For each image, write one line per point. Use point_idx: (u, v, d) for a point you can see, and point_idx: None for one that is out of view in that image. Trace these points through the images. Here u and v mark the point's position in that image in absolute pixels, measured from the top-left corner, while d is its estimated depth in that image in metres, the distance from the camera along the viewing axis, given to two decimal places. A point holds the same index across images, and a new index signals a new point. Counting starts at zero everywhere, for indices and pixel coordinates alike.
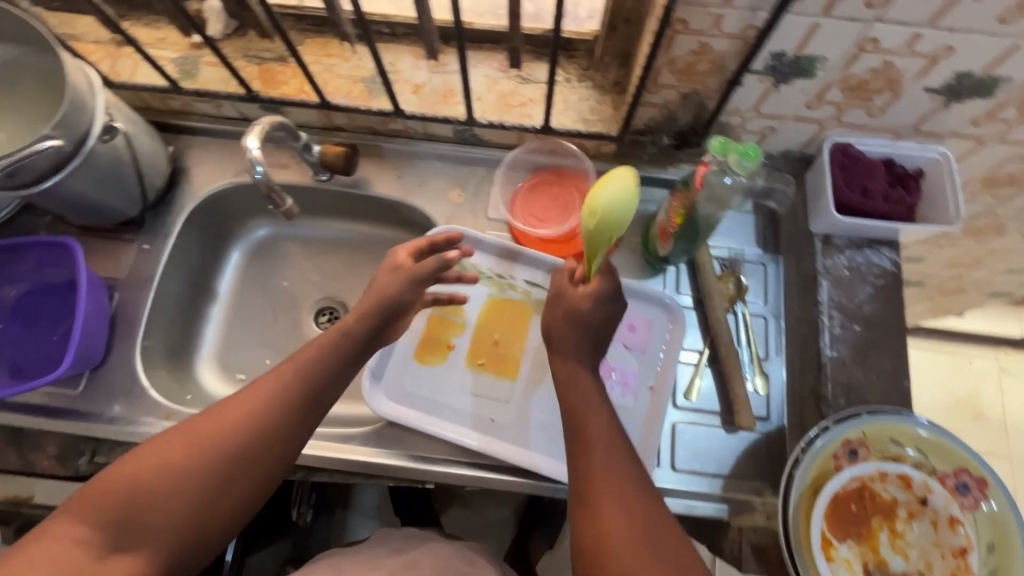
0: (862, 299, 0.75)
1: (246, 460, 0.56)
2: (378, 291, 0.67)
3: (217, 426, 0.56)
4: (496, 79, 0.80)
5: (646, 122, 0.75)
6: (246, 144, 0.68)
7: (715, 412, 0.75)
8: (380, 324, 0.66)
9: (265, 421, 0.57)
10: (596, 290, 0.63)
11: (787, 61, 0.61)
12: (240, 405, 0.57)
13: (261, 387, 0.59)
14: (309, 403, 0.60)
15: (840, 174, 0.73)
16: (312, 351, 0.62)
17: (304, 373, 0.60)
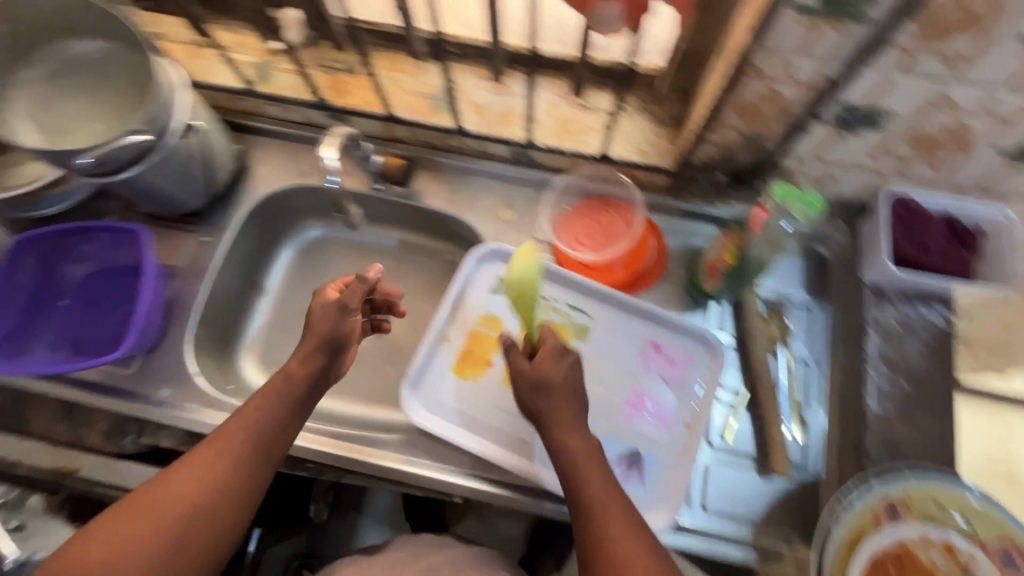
0: (909, 354, 0.74)
1: (207, 524, 0.56)
2: (316, 326, 0.67)
3: (168, 497, 0.56)
4: (557, 105, 0.80)
5: (703, 158, 0.76)
6: (321, 154, 0.74)
7: (749, 455, 0.74)
8: (326, 361, 0.67)
9: (218, 483, 0.58)
10: (550, 355, 0.65)
11: (856, 111, 0.61)
12: (188, 472, 0.58)
13: (208, 450, 0.59)
14: (262, 450, 0.61)
15: (897, 228, 0.73)
16: (258, 400, 0.63)
17: (255, 424, 0.61)
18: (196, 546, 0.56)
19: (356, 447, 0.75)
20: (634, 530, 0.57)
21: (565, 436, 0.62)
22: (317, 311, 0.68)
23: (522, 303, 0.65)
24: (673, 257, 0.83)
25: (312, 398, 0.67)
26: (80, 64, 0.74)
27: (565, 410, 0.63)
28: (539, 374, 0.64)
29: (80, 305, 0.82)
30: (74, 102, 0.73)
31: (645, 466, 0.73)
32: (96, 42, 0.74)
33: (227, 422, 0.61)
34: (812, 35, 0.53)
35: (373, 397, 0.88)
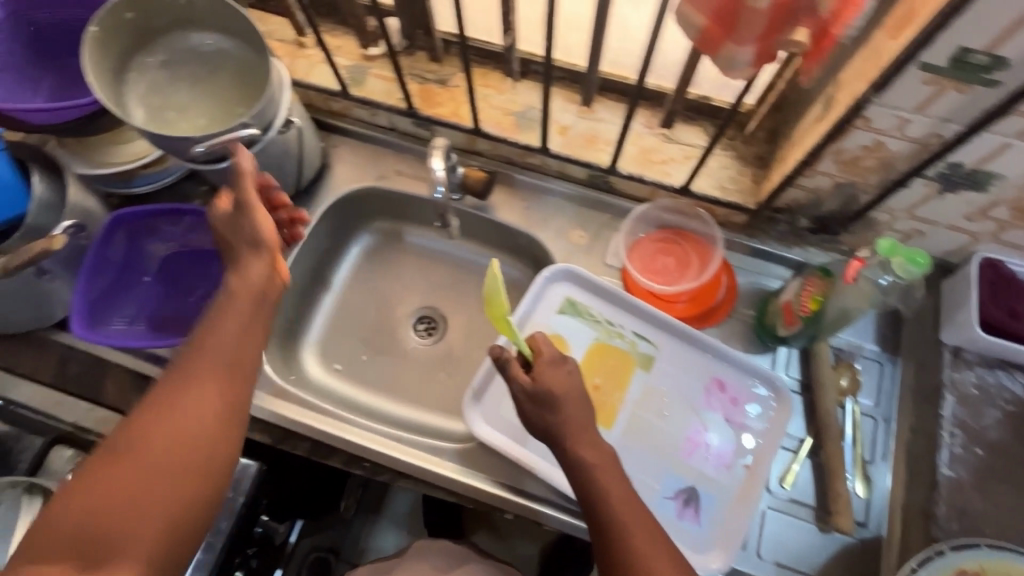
0: (988, 422, 0.71)
1: (195, 456, 0.55)
2: (240, 235, 0.64)
3: (144, 438, 0.54)
4: (642, 134, 0.82)
5: (788, 201, 0.76)
6: (432, 165, 0.76)
7: (809, 506, 0.73)
8: (264, 272, 0.64)
9: (196, 416, 0.56)
10: (549, 364, 0.64)
11: (962, 172, 0.60)
12: (162, 410, 0.56)
13: (175, 386, 0.57)
14: (230, 366, 0.59)
15: (987, 291, 0.71)
16: (213, 328, 0.60)
17: (215, 352, 0.59)
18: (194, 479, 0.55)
19: (417, 453, 0.76)
20: (656, 538, 0.58)
21: (580, 448, 0.62)
22: (222, 218, 0.64)
23: (500, 319, 0.63)
24: (744, 296, 0.82)
25: (264, 312, 0.64)
26: (192, 56, 0.77)
27: (574, 421, 0.63)
28: (540, 388, 0.63)
29: (161, 283, 0.85)
30: (181, 91, 0.77)
31: (701, 504, 0.73)
32: (211, 35, 0.77)
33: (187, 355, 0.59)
34: (933, 93, 0.53)
35: (429, 403, 0.89)
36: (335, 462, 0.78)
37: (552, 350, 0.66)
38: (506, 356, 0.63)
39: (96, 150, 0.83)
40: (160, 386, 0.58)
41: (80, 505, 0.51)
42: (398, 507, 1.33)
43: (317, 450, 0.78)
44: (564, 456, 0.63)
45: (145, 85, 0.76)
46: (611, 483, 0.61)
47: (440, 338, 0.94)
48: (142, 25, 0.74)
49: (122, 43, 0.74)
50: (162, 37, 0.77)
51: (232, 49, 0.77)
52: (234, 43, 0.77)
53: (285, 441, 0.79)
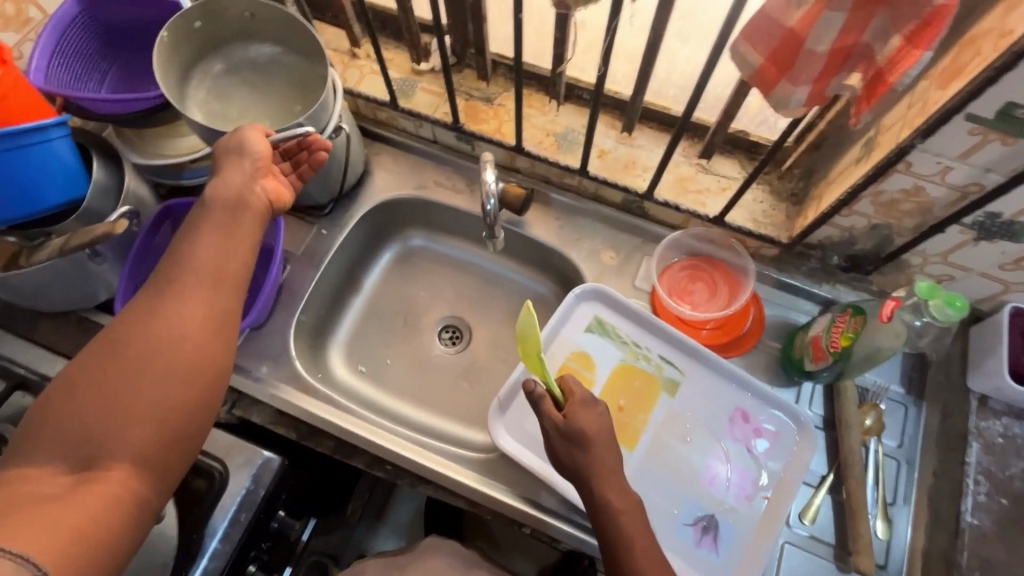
0: (1013, 472, 0.71)
1: (184, 357, 0.56)
2: (227, 146, 0.66)
3: (133, 342, 0.55)
4: (679, 163, 0.85)
5: (821, 239, 0.77)
6: (483, 177, 0.73)
7: (829, 544, 0.72)
8: (246, 182, 0.65)
9: (181, 320, 0.57)
10: (581, 404, 0.65)
11: (999, 222, 0.61)
12: (149, 314, 0.57)
13: (161, 290, 0.59)
14: (216, 277, 0.60)
15: (1017, 340, 0.71)
16: (194, 237, 0.61)
17: (196, 258, 0.60)
18: (187, 381, 0.56)
19: (441, 460, 0.77)
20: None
21: (605, 491, 0.63)
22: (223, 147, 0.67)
23: (533, 357, 0.63)
24: (770, 328, 0.83)
25: (251, 224, 0.64)
26: (255, 64, 0.81)
27: (604, 465, 0.63)
28: (573, 427, 0.64)
29: None
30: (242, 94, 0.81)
31: (720, 532, 0.72)
32: (269, 46, 0.81)
33: (172, 262, 0.60)
34: (977, 143, 0.54)
35: (451, 410, 0.90)
36: (358, 462, 0.79)
37: (582, 389, 0.67)
38: (539, 393, 0.65)
39: (151, 144, 0.87)
40: (148, 292, 0.59)
41: (75, 403, 0.53)
42: (402, 513, 1.36)
43: (341, 448, 0.79)
44: (590, 496, 0.63)
45: (208, 88, 0.80)
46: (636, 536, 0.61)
47: (465, 348, 0.96)
48: (212, 33, 0.78)
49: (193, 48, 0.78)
50: (226, 46, 0.81)
51: (291, 59, 0.81)
52: (295, 53, 0.81)
53: (310, 438, 0.80)
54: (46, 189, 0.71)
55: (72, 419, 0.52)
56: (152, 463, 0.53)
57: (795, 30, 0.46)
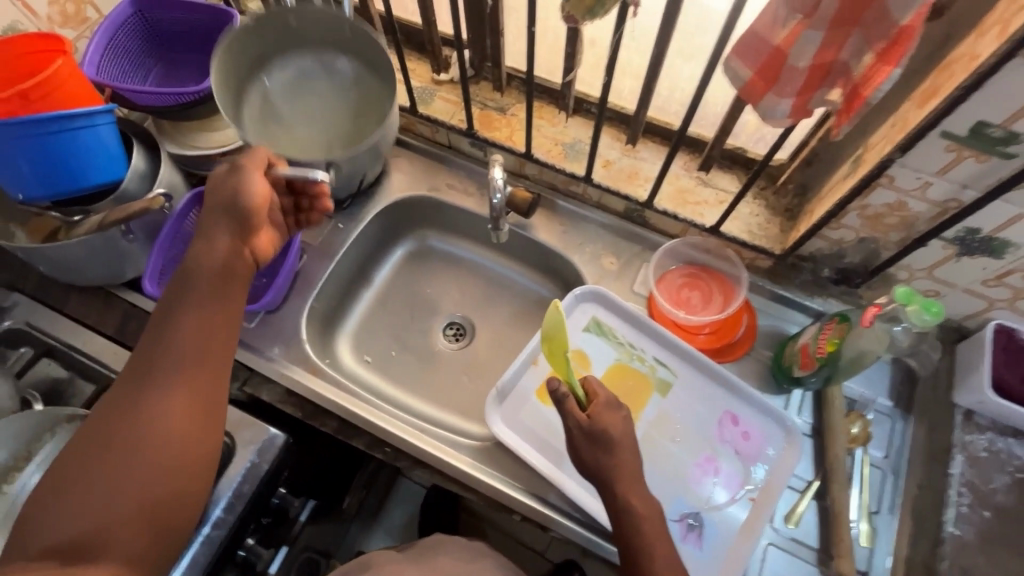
0: (996, 486, 0.73)
1: (174, 444, 0.59)
2: (216, 204, 0.68)
3: (122, 432, 0.58)
4: (679, 175, 0.89)
5: (813, 251, 0.81)
6: (492, 173, 0.78)
7: (812, 548, 0.74)
8: (232, 252, 0.67)
9: (167, 405, 0.60)
10: (606, 407, 0.68)
11: (979, 238, 0.65)
12: (136, 403, 0.59)
13: (148, 374, 0.61)
14: (200, 357, 0.63)
15: (1001, 356, 0.73)
16: (178, 319, 0.64)
17: (182, 338, 0.62)
18: (176, 462, 0.58)
19: (437, 443, 0.80)
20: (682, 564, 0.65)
21: (629, 496, 0.66)
22: (216, 194, 0.69)
23: (557, 355, 0.69)
24: (762, 336, 0.86)
25: (236, 295, 0.67)
26: (320, 82, 0.89)
27: (624, 467, 0.67)
28: (597, 427, 0.66)
29: None
30: (290, 107, 0.88)
31: (705, 530, 0.74)
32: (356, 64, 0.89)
33: (157, 344, 0.62)
34: (953, 159, 0.58)
35: (451, 402, 0.94)
36: (359, 443, 0.82)
37: (606, 392, 0.70)
38: (562, 391, 0.67)
39: (182, 134, 0.92)
40: (134, 378, 0.61)
41: (66, 499, 0.55)
42: (394, 518, 1.42)
43: (344, 429, 0.83)
44: (613, 499, 0.66)
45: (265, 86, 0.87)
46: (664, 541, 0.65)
47: (467, 344, 0.99)
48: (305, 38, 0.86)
49: (272, 48, 0.86)
50: (306, 53, 0.88)
51: (366, 77, 0.88)
52: (356, 82, 0.89)
53: (314, 417, 0.83)
54: (87, 169, 0.77)
55: (61, 515, 0.54)
56: (143, 551, 0.56)
57: (778, 47, 0.51)
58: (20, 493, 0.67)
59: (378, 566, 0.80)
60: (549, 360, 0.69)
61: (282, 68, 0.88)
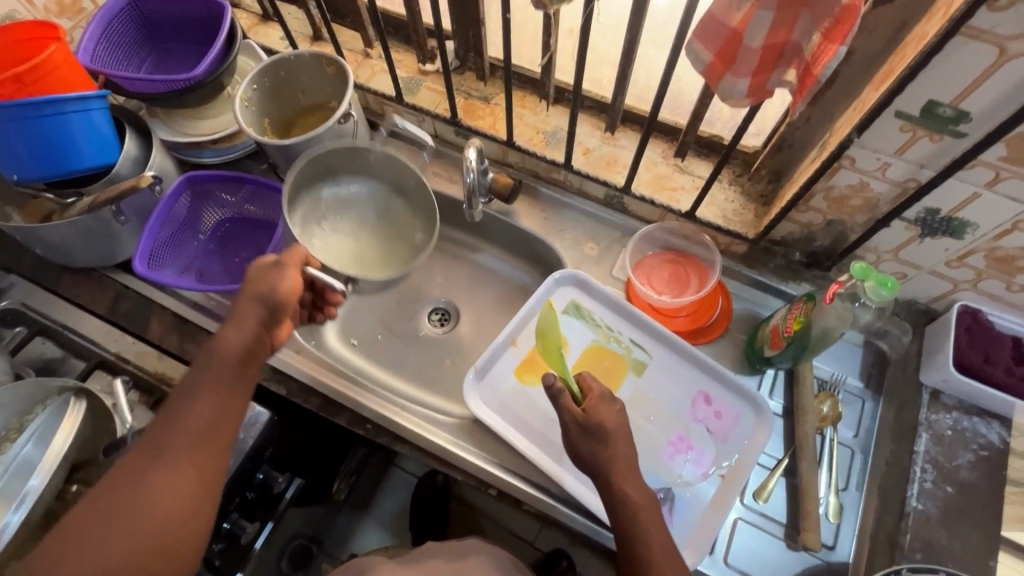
0: (960, 463, 0.74)
1: (174, 521, 0.61)
2: (250, 295, 0.72)
3: (129, 505, 0.59)
4: (657, 162, 0.91)
5: (784, 235, 0.84)
6: (466, 154, 0.80)
7: (780, 523, 0.76)
8: (255, 340, 0.71)
9: (176, 480, 0.62)
10: (601, 400, 0.70)
11: (939, 218, 0.67)
12: (146, 475, 0.61)
13: (158, 448, 0.63)
14: (211, 434, 0.65)
15: (964, 336, 0.75)
16: (195, 394, 0.66)
17: (197, 417, 0.65)
18: (177, 539, 0.60)
19: (416, 420, 0.83)
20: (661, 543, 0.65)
21: (625, 487, 0.66)
22: (252, 281, 0.73)
23: (549, 349, 0.79)
24: (737, 319, 0.88)
25: (251, 374, 0.71)
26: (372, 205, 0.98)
27: (620, 459, 0.68)
28: (593, 423, 0.68)
29: (213, 242, 0.96)
30: (336, 218, 0.97)
31: (676, 506, 0.76)
32: (403, 201, 0.98)
33: (171, 419, 0.65)
34: (908, 139, 0.61)
35: (434, 384, 0.96)
36: (341, 420, 0.84)
37: (598, 387, 0.71)
38: (558, 387, 0.69)
39: (178, 123, 0.97)
40: (145, 448, 0.63)
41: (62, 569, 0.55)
42: (386, 508, 1.40)
43: (327, 407, 0.85)
44: (609, 490, 0.67)
45: (319, 198, 0.96)
46: (634, 513, 0.66)
47: (453, 329, 1.01)
48: (367, 170, 0.96)
49: (344, 168, 0.95)
50: (364, 181, 0.97)
51: (405, 211, 0.98)
52: (397, 216, 0.98)
53: (298, 395, 0.86)
54: (82, 150, 0.80)
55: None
56: None
57: (735, 29, 0.53)
58: (11, 462, 0.65)
59: (376, 569, 0.81)
60: (544, 353, 0.79)
61: (347, 184, 0.97)
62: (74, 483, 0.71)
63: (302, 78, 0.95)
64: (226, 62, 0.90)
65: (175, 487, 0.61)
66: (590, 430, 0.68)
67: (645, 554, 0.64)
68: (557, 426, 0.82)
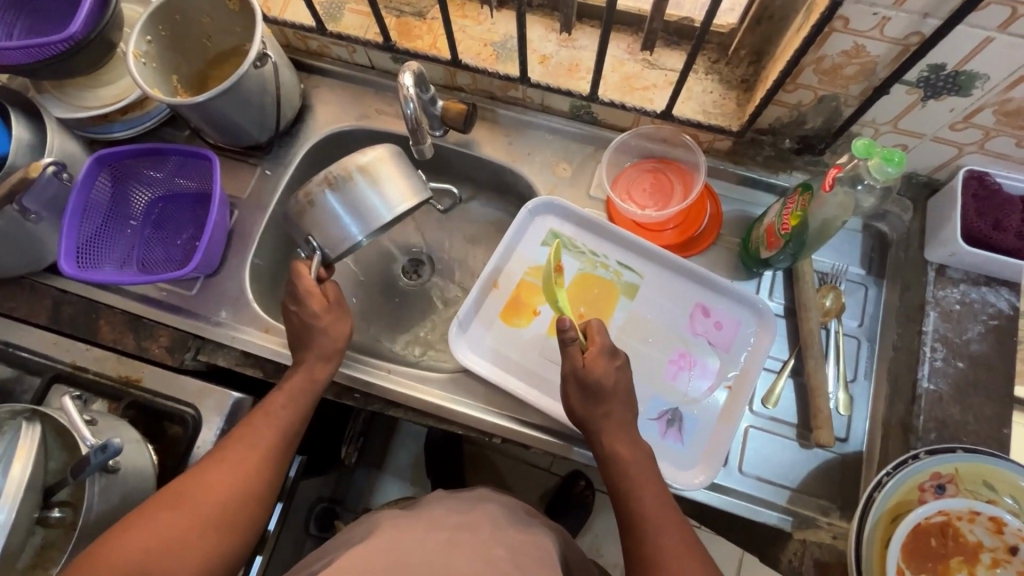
0: (970, 336, 0.71)
1: (245, 516, 0.62)
2: (304, 326, 0.71)
3: (208, 493, 0.61)
4: (623, 60, 0.81)
5: (772, 121, 0.76)
6: (400, 80, 0.70)
7: (792, 424, 0.74)
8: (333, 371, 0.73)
9: (251, 477, 0.64)
10: (601, 355, 0.65)
11: (944, 74, 0.59)
12: (228, 467, 0.63)
13: (239, 450, 0.65)
14: (286, 443, 0.68)
15: (971, 203, 0.70)
16: (280, 404, 0.69)
17: (276, 428, 0.67)
18: (235, 534, 0.61)
19: (405, 381, 0.78)
20: (649, 477, 0.63)
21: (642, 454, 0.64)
22: (295, 309, 0.72)
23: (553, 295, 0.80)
24: (728, 223, 0.82)
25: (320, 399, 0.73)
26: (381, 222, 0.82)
27: (615, 419, 0.65)
28: (591, 379, 0.64)
29: (148, 227, 0.87)
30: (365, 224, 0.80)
31: (685, 424, 0.74)
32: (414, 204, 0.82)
33: (256, 420, 0.67)
34: None
35: (418, 340, 0.90)
36: (327, 393, 0.81)
37: (607, 340, 0.67)
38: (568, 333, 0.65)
39: (75, 96, 0.84)
40: (232, 444, 0.65)
41: (137, 542, 0.56)
42: (401, 460, 1.39)
43: None
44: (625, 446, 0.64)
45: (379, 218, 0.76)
46: (617, 438, 0.65)
47: (427, 279, 0.95)
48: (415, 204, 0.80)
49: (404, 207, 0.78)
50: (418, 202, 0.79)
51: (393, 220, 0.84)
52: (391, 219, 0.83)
53: (276, 375, 0.81)
54: None
55: (128, 557, 0.55)
56: None
57: None
58: None
59: None
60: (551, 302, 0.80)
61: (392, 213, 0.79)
62: (54, 508, 0.65)
63: (203, 20, 0.81)
64: (108, 12, 0.76)
65: (250, 483, 0.63)
66: (590, 386, 0.64)
67: (630, 476, 0.63)
68: (554, 364, 0.78)
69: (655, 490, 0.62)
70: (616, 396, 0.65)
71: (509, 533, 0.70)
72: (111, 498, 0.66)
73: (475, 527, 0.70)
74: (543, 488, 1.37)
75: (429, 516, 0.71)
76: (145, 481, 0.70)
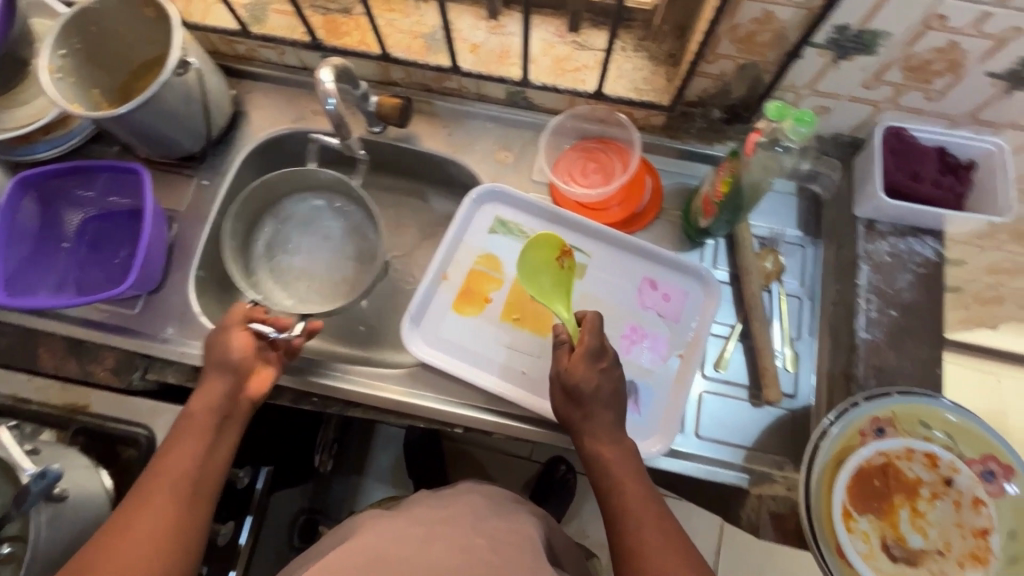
0: (901, 286, 0.74)
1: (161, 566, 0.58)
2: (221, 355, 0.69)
3: (113, 553, 0.57)
4: (553, 43, 0.81)
5: (700, 93, 0.78)
6: (320, 76, 0.69)
7: (744, 385, 0.76)
8: (233, 392, 0.69)
9: (159, 526, 0.60)
10: (585, 357, 0.67)
11: (850, 35, 0.62)
12: (133, 522, 0.59)
13: (141, 501, 0.61)
14: (194, 481, 0.64)
15: (890, 158, 0.73)
16: (178, 445, 0.65)
17: (180, 468, 0.63)
18: None
19: (361, 381, 0.78)
20: (634, 475, 0.64)
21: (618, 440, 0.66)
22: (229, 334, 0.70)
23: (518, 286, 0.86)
24: (668, 196, 0.84)
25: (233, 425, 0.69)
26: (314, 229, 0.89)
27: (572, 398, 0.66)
28: (573, 382, 0.66)
29: (82, 248, 0.83)
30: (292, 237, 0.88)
31: (641, 396, 0.76)
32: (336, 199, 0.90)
33: (159, 466, 0.64)
34: None
35: (376, 340, 0.90)
36: (284, 400, 0.80)
37: (595, 339, 0.68)
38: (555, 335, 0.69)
39: None
40: (133, 498, 0.61)
41: None
42: (380, 464, 1.38)
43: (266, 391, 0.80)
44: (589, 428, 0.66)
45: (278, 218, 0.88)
46: (600, 438, 0.66)
47: None
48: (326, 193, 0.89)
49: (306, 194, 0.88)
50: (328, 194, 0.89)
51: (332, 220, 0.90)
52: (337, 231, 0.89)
53: None
54: None
55: None
56: None
57: None
58: None
59: None
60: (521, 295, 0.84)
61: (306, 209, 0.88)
62: (4, 543, 0.62)
63: (120, 31, 0.78)
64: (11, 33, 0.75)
65: (159, 531, 0.59)
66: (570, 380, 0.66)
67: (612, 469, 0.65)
68: (511, 350, 0.79)
69: (638, 482, 0.64)
70: (598, 401, 0.66)
71: (475, 519, 0.71)
72: (64, 527, 0.64)
73: (445, 519, 0.70)
74: (524, 476, 1.38)
75: (399, 514, 0.72)
76: (99, 506, 0.69)
